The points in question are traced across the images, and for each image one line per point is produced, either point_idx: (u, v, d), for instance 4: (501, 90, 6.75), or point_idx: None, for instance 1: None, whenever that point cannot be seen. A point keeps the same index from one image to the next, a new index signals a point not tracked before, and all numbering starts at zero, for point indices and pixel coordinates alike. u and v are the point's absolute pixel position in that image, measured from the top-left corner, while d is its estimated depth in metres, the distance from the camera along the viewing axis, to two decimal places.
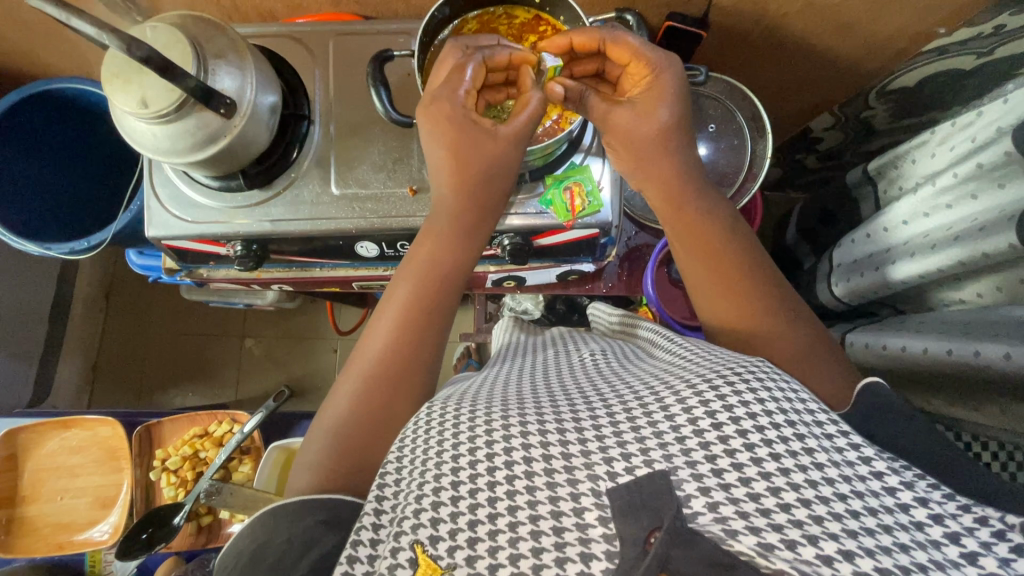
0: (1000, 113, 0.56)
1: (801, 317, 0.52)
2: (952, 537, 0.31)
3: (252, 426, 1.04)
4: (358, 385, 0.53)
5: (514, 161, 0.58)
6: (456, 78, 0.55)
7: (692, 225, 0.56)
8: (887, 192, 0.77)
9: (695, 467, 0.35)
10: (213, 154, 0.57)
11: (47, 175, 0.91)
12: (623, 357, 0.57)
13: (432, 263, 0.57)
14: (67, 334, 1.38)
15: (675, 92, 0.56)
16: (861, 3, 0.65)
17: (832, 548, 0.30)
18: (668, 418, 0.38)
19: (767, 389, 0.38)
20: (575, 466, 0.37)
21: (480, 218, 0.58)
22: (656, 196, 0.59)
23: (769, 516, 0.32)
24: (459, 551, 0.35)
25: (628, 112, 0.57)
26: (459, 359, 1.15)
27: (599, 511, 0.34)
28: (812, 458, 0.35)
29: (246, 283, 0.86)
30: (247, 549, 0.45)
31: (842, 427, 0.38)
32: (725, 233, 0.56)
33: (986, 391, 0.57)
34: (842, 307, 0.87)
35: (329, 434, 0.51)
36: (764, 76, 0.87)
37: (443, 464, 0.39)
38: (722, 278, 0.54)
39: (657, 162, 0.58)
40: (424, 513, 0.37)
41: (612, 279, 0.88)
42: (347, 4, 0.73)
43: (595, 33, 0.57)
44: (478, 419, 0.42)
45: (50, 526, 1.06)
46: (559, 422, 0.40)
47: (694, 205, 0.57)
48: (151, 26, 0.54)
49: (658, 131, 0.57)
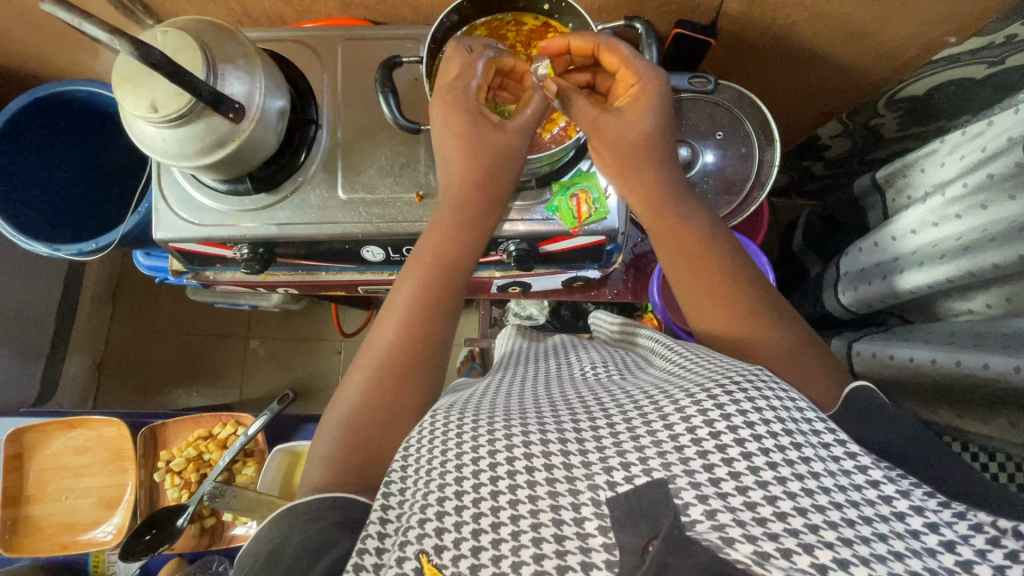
0: (1010, 123, 0.55)
1: (793, 323, 0.52)
2: (947, 545, 0.31)
3: (257, 428, 1.03)
4: (367, 382, 0.52)
5: (515, 155, 0.59)
6: (467, 73, 0.57)
7: (673, 229, 0.57)
8: (896, 201, 0.77)
9: (693, 475, 0.35)
10: (222, 158, 0.57)
11: (57, 177, 0.92)
12: (625, 367, 0.57)
13: (441, 247, 0.57)
14: (74, 333, 1.39)
15: (661, 101, 0.56)
16: (872, 11, 0.64)
17: (827, 556, 0.30)
18: (666, 427, 0.38)
19: (764, 398, 0.38)
20: (576, 476, 0.37)
21: (484, 211, 0.59)
22: (635, 197, 0.59)
23: (765, 524, 0.32)
24: (463, 559, 0.35)
25: (616, 119, 0.56)
26: (464, 362, 1.11)
27: (599, 519, 0.34)
28: (809, 467, 0.35)
29: (252, 286, 0.86)
30: (262, 551, 0.45)
31: (839, 436, 0.38)
32: (699, 233, 0.56)
33: (996, 404, 0.57)
34: (848, 316, 0.87)
35: (340, 426, 0.51)
36: (772, 84, 0.87)
37: (448, 473, 0.39)
38: (709, 285, 0.54)
39: (639, 165, 0.58)
40: (429, 523, 0.37)
41: (617, 286, 0.87)
42: (356, 9, 0.73)
43: (591, 37, 0.56)
44: (480, 429, 0.42)
45: (54, 526, 1.06)
46: (561, 432, 0.40)
47: (673, 210, 0.57)
48: (162, 31, 0.54)
49: (642, 140, 0.57)
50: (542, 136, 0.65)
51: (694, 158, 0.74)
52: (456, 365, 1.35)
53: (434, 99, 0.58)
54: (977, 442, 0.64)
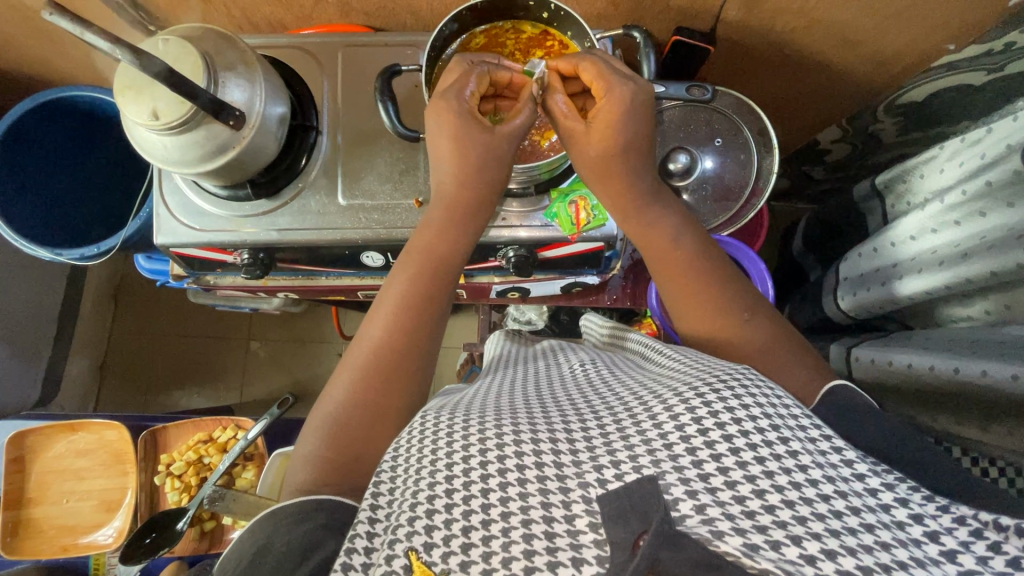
0: (1010, 131, 0.56)
1: (782, 329, 0.53)
2: (931, 536, 0.32)
3: (257, 432, 1.02)
4: (354, 382, 0.53)
5: (504, 161, 0.60)
6: (461, 82, 0.58)
7: (647, 237, 0.59)
8: (896, 207, 0.77)
9: (683, 471, 0.35)
10: (223, 165, 0.57)
11: (59, 181, 0.92)
12: (614, 367, 0.57)
13: (433, 246, 0.59)
14: (75, 335, 1.39)
15: (626, 112, 0.56)
16: (871, 19, 0.65)
17: (816, 548, 0.30)
18: (656, 426, 0.38)
19: (751, 396, 0.38)
20: (566, 476, 0.37)
21: (474, 213, 0.60)
22: (612, 203, 0.60)
23: (753, 517, 0.32)
24: (453, 556, 0.35)
25: (583, 132, 0.58)
26: (463, 366, 1.11)
27: (589, 517, 0.35)
28: (797, 460, 0.35)
29: (252, 291, 0.86)
30: (247, 553, 0.44)
31: (825, 432, 0.39)
32: (675, 244, 0.58)
33: (994, 410, 0.57)
34: (847, 322, 0.87)
35: (326, 425, 0.51)
36: (771, 91, 0.87)
37: (438, 472, 0.39)
38: (689, 292, 0.55)
39: (614, 175, 0.58)
40: (418, 521, 0.37)
41: (616, 291, 0.88)
42: (356, 16, 0.73)
43: (573, 57, 0.58)
44: (472, 429, 0.42)
45: (55, 528, 1.07)
46: (552, 432, 0.41)
47: (648, 216, 0.59)
48: (164, 39, 0.55)
49: (612, 152, 0.57)
50: (542, 144, 0.66)
51: (693, 165, 0.74)
52: (455, 368, 1.35)
53: (433, 104, 0.58)
54: (976, 447, 0.64)
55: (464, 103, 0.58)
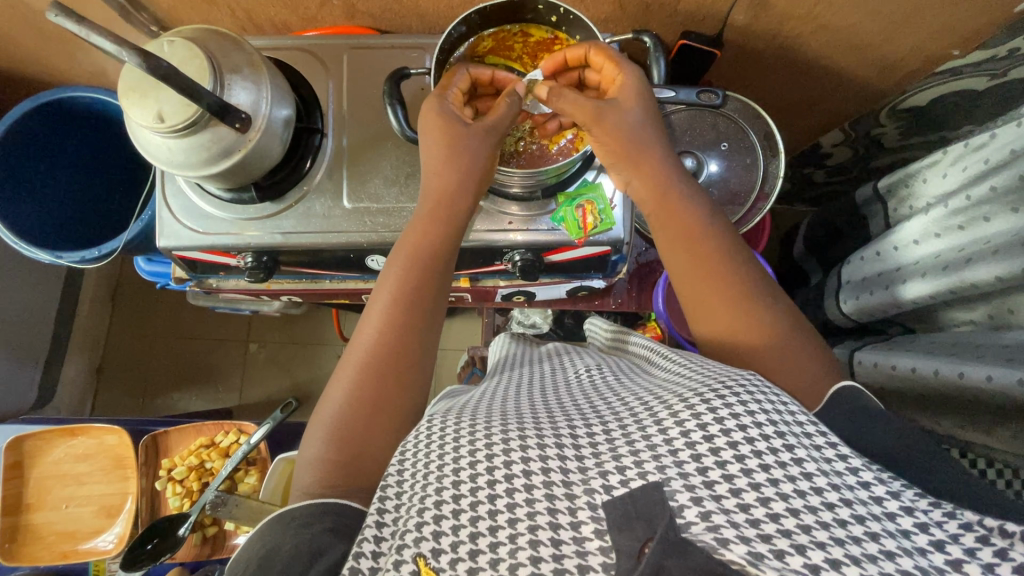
0: (1013, 136, 0.56)
1: (803, 331, 0.51)
2: (936, 545, 0.31)
3: (258, 437, 1.00)
4: (354, 384, 0.52)
5: (484, 155, 0.60)
6: (446, 84, 0.60)
7: (670, 212, 0.57)
8: (898, 211, 0.77)
9: (688, 478, 0.35)
10: (227, 169, 0.57)
11: (59, 183, 0.91)
12: (621, 371, 0.57)
13: (417, 242, 0.58)
14: (72, 338, 1.38)
15: (641, 92, 0.58)
16: (876, 25, 0.65)
17: (819, 557, 0.30)
18: (661, 431, 0.38)
19: (757, 401, 0.38)
20: (572, 481, 0.37)
21: (457, 207, 0.60)
22: (638, 181, 0.58)
23: (758, 526, 0.32)
24: (460, 563, 0.35)
25: (609, 109, 0.57)
26: (464, 369, 1.11)
27: (595, 524, 0.34)
28: (802, 468, 0.35)
29: (255, 294, 0.86)
30: (254, 559, 0.43)
31: (831, 438, 0.38)
32: (702, 230, 0.55)
33: (999, 415, 0.57)
34: (849, 324, 0.87)
35: (329, 427, 0.50)
36: (775, 95, 0.87)
37: (444, 477, 0.39)
38: (708, 284, 0.53)
39: (638, 152, 0.58)
40: (425, 526, 0.36)
41: (621, 295, 0.87)
42: (361, 18, 0.73)
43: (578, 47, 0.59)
44: (479, 433, 0.42)
45: (55, 534, 1.06)
46: (558, 437, 0.40)
47: (676, 190, 0.57)
48: (168, 41, 0.54)
49: (634, 129, 0.58)
50: (550, 148, 0.66)
51: (699, 168, 0.74)
52: (456, 370, 1.35)
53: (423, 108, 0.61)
54: (978, 450, 0.64)
55: (446, 105, 0.60)
